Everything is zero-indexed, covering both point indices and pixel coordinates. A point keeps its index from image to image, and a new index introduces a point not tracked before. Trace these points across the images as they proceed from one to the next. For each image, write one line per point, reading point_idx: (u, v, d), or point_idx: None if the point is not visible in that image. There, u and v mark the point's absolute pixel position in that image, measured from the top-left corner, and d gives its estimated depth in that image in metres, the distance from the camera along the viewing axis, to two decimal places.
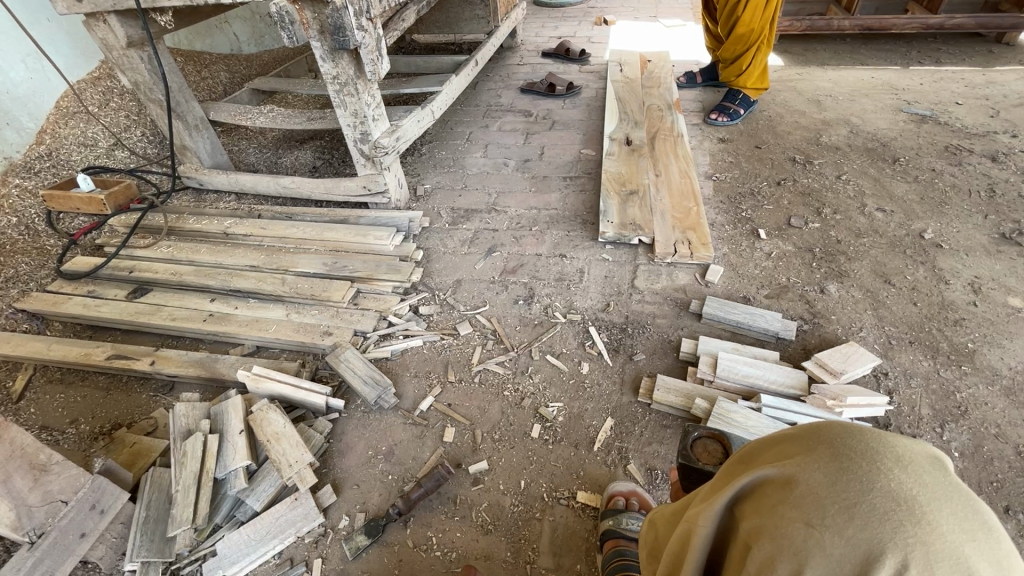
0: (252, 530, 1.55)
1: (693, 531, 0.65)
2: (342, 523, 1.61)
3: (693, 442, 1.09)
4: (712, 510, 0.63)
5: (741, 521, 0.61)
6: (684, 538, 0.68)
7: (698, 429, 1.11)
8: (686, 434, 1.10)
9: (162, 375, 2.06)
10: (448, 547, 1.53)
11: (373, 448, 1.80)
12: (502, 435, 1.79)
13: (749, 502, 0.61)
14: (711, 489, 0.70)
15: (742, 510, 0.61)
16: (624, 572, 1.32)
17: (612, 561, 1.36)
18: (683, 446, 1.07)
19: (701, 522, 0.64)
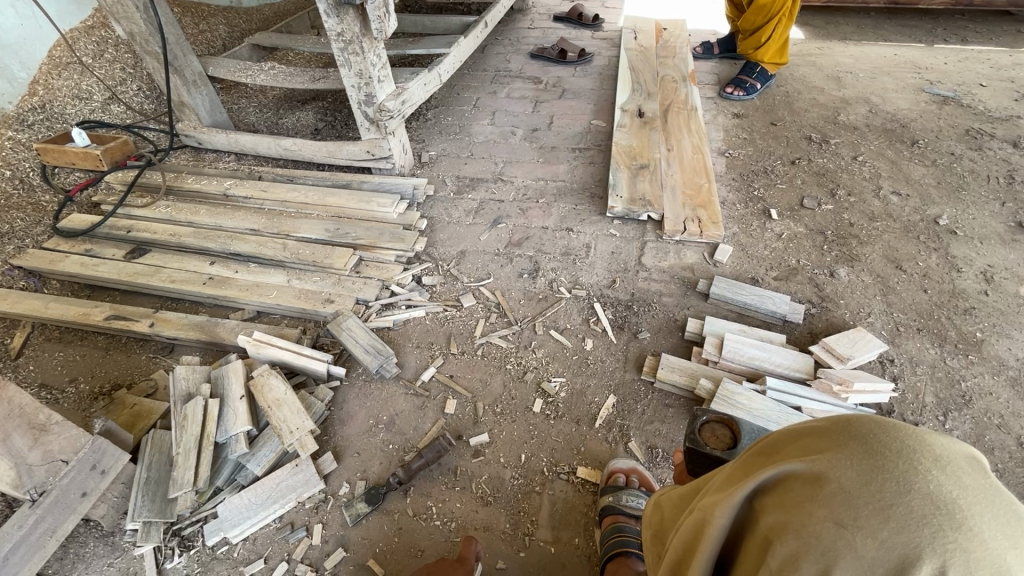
0: (253, 494, 1.57)
1: (710, 522, 0.64)
2: (342, 490, 1.62)
3: (699, 427, 1.07)
4: (731, 502, 0.62)
5: (762, 514, 0.59)
6: (695, 527, 0.67)
7: (702, 415, 1.09)
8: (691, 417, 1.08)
9: (162, 337, 2.04)
10: (448, 516, 1.54)
11: (373, 417, 1.79)
12: (503, 409, 1.79)
13: (770, 495, 0.59)
14: (728, 478, 0.68)
15: (762, 503, 0.60)
16: (624, 549, 1.32)
17: (611, 537, 1.36)
18: (690, 431, 1.06)
19: (718, 513, 0.63)
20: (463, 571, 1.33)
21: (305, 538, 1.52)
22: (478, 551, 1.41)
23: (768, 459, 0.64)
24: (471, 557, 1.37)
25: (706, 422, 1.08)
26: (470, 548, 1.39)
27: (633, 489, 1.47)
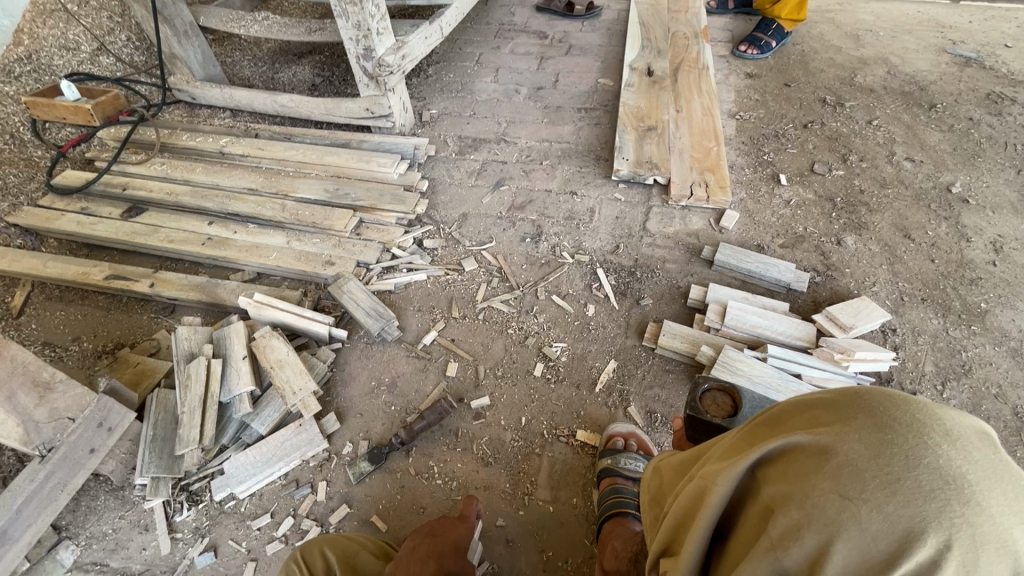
0: (259, 452, 1.60)
1: (710, 491, 0.64)
2: (346, 449, 1.65)
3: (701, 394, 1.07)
4: (734, 472, 0.62)
5: (764, 485, 0.60)
6: (696, 495, 0.67)
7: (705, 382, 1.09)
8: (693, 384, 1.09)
9: (162, 298, 2.04)
10: (450, 476, 1.58)
11: (375, 379, 1.81)
12: (504, 372, 1.80)
13: (774, 467, 0.59)
14: (731, 447, 0.68)
15: (765, 474, 0.60)
16: (621, 509, 1.35)
17: (608, 498, 1.39)
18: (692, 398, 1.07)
19: (720, 482, 0.63)
20: (463, 528, 1.35)
21: (310, 495, 1.56)
22: (478, 510, 1.44)
23: (772, 430, 0.64)
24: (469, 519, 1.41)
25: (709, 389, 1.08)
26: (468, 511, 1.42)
27: (633, 452, 1.49)
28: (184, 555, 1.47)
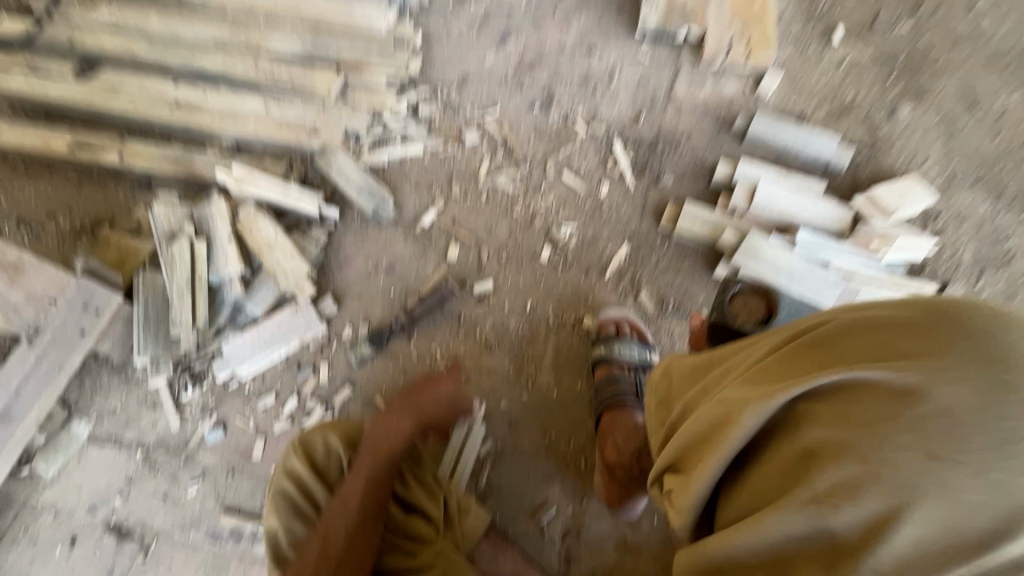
0: (257, 334, 1.56)
1: (741, 421, 0.66)
2: (346, 332, 1.61)
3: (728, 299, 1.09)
4: (773, 405, 0.64)
5: (813, 425, 0.61)
6: (719, 422, 0.69)
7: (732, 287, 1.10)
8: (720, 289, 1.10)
9: (135, 171, 1.86)
10: (452, 358, 1.55)
11: (372, 261, 1.70)
12: (509, 256, 1.69)
13: (831, 409, 0.60)
14: (766, 375, 0.69)
15: (815, 413, 0.61)
16: (618, 399, 1.35)
17: (605, 388, 1.39)
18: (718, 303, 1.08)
19: (754, 413, 0.65)
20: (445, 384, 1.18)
21: (313, 376, 1.55)
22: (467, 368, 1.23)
23: (822, 368, 0.64)
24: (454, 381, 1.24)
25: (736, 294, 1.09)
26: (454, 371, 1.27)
27: (627, 340, 1.43)
28: (195, 430, 1.50)
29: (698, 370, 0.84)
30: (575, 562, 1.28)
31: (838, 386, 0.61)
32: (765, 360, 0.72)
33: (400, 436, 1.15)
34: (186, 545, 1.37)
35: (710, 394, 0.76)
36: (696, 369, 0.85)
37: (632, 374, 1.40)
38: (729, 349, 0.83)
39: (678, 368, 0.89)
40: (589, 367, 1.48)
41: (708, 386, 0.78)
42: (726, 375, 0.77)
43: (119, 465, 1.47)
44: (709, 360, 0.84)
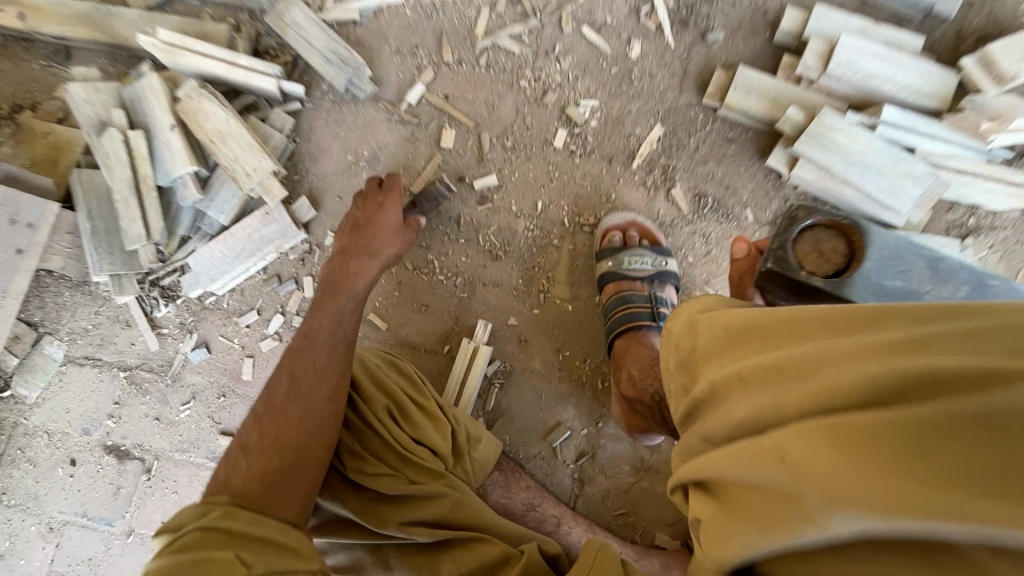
0: (225, 245, 1.35)
1: (828, 524, 0.44)
2: (329, 241, 1.40)
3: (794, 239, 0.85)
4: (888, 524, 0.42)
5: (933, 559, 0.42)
6: (786, 499, 0.47)
7: (802, 221, 0.85)
8: (786, 223, 0.85)
9: (46, 36, 1.44)
10: (454, 272, 1.34)
11: (352, 152, 1.43)
12: (515, 143, 1.39)
13: (975, 554, 0.40)
14: (880, 447, 0.44)
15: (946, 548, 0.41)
16: (633, 324, 1.15)
17: (616, 310, 1.18)
18: (780, 243, 0.84)
19: (854, 522, 0.43)
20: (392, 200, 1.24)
21: (297, 291, 1.38)
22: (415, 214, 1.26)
23: (954, 396, 0.44)
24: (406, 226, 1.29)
25: (805, 232, 0.85)
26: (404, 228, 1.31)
27: (640, 248, 1.22)
28: (176, 350, 1.38)
29: (741, 335, 0.61)
30: (590, 484, 1.21)
31: (986, 436, 0.41)
32: (857, 355, 0.50)
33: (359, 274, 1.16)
34: (188, 467, 1.32)
35: (763, 384, 0.54)
36: (736, 332, 0.62)
37: (647, 289, 1.21)
38: (789, 315, 0.60)
39: (710, 325, 0.66)
40: (595, 285, 1.29)
41: (755, 366, 0.56)
42: (786, 357, 0.54)
43: (103, 387, 1.38)
44: (755, 321, 0.61)
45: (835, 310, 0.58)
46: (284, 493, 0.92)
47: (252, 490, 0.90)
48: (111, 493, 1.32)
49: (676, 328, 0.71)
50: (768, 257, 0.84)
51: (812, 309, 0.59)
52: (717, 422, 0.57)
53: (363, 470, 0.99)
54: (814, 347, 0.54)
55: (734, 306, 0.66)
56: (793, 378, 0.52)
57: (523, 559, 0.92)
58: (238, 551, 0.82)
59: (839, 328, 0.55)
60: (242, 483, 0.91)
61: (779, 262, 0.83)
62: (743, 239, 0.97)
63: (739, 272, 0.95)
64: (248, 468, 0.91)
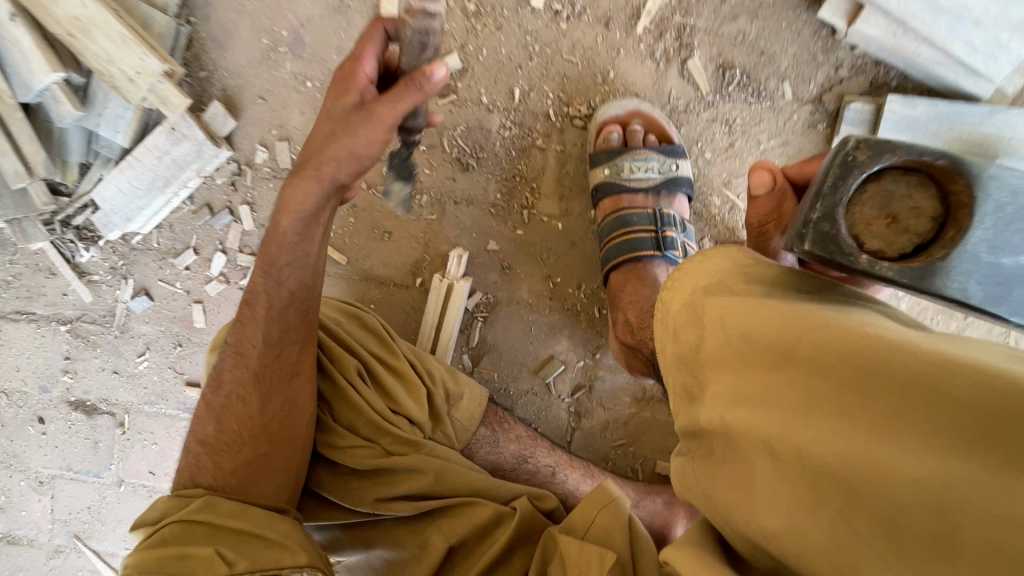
0: (133, 174, 1.09)
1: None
2: (260, 158, 1.14)
3: (852, 200, 0.49)
4: None
5: None
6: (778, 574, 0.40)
7: (865, 172, 0.49)
8: (833, 175, 0.50)
9: None
10: (417, 189, 1.10)
11: (270, 34, 1.11)
12: (481, 7, 1.04)
13: None
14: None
15: None
16: (633, 254, 0.96)
17: (611, 236, 0.98)
18: (830, 208, 0.49)
19: None
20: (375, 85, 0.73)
21: (235, 224, 1.16)
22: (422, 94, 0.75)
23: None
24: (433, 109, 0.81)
25: (873, 187, 0.49)
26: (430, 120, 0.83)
27: (644, 150, 0.99)
28: (114, 299, 1.21)
29: (768, 373, 0.43)
30: (588, 418, 1.12)
31: None
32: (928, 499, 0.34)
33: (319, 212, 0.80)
34: (162, 419, 1.25)
35: (792, 483, 0.40)
36: (763, 365, 0.43)
37: (650, 207, 0.99)
38: (844, 356, 0.39)
39: (724, 336, 0.46)
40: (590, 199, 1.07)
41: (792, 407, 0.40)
42: (832, 409, 0.39)
43: (47, 343, 1.24)
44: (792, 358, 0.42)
45: (918, 368, 0.37)
46: (264, 473, 0.80)
47: (223, 486, 0.79)
48: (90, 447, 1.26)
49: (675, 308, 0.53)
50: (805, 230, 0.50)
51: (874, 351, 0.39)
52: (729, 491, 0.45)
53: (334, 446, 0.87)
54: (867, 451, 0.36)
55: (758, 307, 0.45)
56: (836, 489, 0.37)
57: (516, 514, 0.85)
58: (219, 545, 0.69)
59: (914, 413, 0.36)
60: (212, 479, 0.79)
61: (824, 239, 0.49)
62: (762, 165, 0.73)
63: (762, 214, 0.73)
64: (217, 466, 0.80)
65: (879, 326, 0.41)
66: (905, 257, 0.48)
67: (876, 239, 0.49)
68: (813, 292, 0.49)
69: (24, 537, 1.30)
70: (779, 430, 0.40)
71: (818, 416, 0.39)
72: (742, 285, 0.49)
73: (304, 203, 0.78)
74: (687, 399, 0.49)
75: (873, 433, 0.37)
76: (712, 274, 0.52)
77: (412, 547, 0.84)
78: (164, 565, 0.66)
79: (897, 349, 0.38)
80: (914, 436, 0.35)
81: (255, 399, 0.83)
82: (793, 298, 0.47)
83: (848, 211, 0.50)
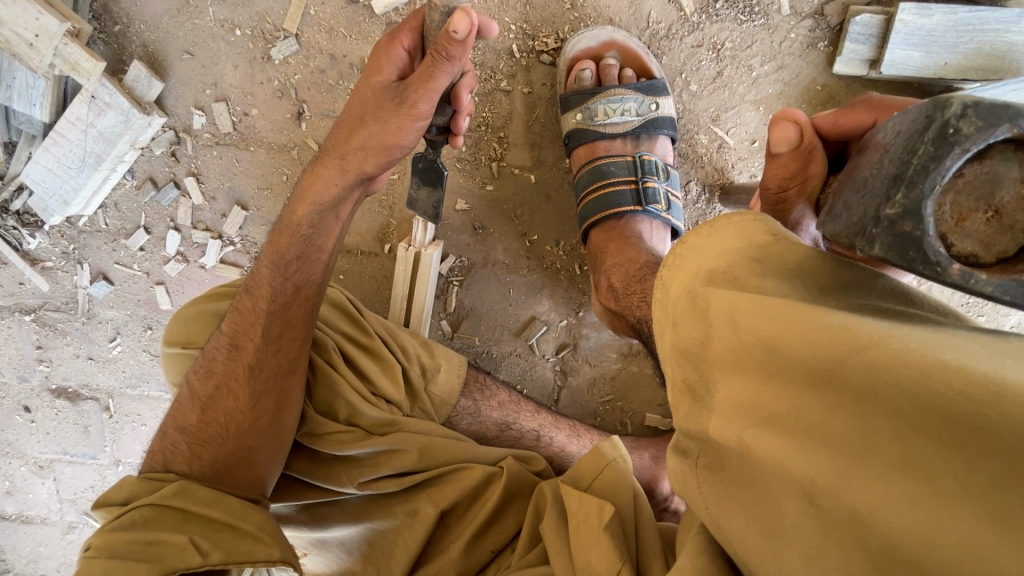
0: (60, 151, 0.99)
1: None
2: (197, 123, 1.03)
3: (947, 187, 0.36)
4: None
5: None
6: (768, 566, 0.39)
7: (971, 150, 0.35)
8: (922, 153, 0.37)
9: None
10: None
11: None
12: None
13: None
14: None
15: None
16: (613, 208, 0.89)
17: (589, 188, 0.91)
18: (914, 201, 0.37)
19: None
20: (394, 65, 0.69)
21: (183, 199, 1.07)
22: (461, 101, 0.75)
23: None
24: (465, 107, 0.74)
25: (974, 169, 0.36)
26: (456, 124, 0.77)
27: (619, 90, 0.91)
28: (73, 285, 1.14)
29: (808, 397, 0.37)
30: (575, 375, 1.09)
31: None
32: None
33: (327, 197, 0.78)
34: (146, 400, 1.23)
35: (825, 529, 0.35)
36: (801, 387, 0.37)
37: (629, 154, 0.91)
38: (908, 389, 0.34)
39: (744, 340, 0.40)
40: (563, 147, 0.98)
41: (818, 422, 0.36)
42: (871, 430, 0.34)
43: (15, 334, 1.20)
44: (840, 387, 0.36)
45: (1014, 420, 0.31)
46: (244, 465, 0.76)
47: (196, 475, 0.74)
48: (81, 432, 1.26)
49: (676, 293, 0.47)
50: (875, 231, 0.38)
51: (957, 389, 0.33)
52: (746, 524, 0.40)
53: (310, 432, 0.83)
54: (940, 518, 0.31)
55: (792, 311, 0.39)
56: (895, 557, 0.32)
57: (505, 472, 0.82)
58: (193, 533, 0.65)
59: (1002, 473, 0.30)
60: (185, 468, 0.74)
61: (903, 243, 0.37)
62: (787, 115, 0.59)
63: (782, 177, 0.61)
64: (196, 457, 0.75)
65: (946, 347, 0.35)
66: (1010, 262, 0.35)
67: (970, 239, 0.36)
68: (831, 284, 0.43)
69: (37, 515, 1.35)
70: (809, 460, 0.36)
71: (877, 463, 0.33)
72: (757, 278, 0.43)
73: (324, 193, 0.78)
74: (690, 398, 0.44)
75: (954, 498, 0.31)
76: (721, 254, 0.46)
77: (401, 515, 0.80)
78: (132, 552, 0.62)
79: (982, 388, 0.32)
80: (1009, 511, 0.29)
81: (245, 395, 0.78)
82: (822, 298, 0.41)
83: (938, 204, 0.36)
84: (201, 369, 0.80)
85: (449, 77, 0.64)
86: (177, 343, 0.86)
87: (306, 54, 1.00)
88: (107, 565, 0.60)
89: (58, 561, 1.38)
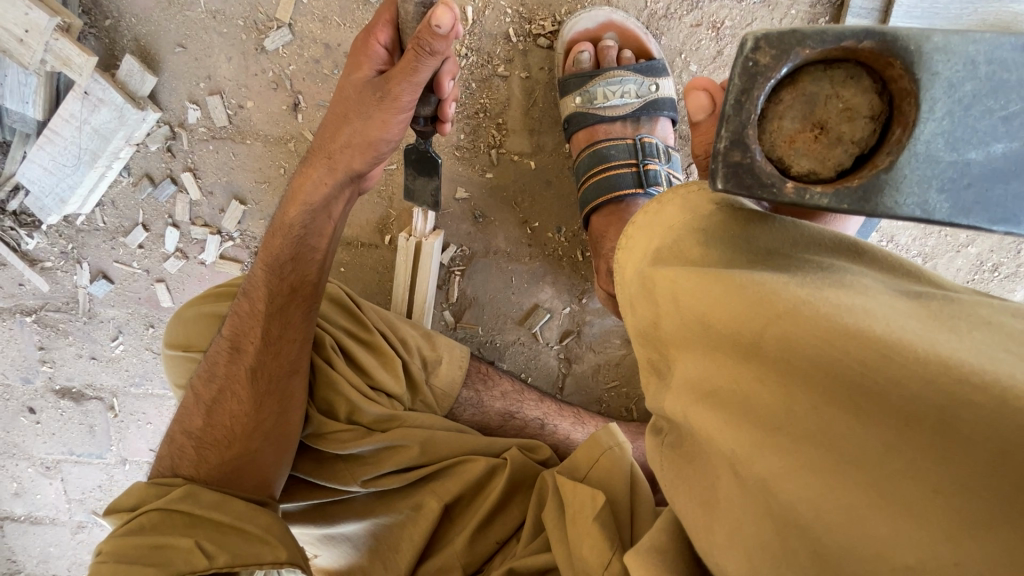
0: (53, 149, 0.98)
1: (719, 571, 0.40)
2: (192, 117, 1.02)
3: (767, 115, 0.41)
4: None
5: None
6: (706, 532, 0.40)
7: (773, 77, 0.39)
8: (736, 88, 0.40)
9: None
10: None
11: None
12: None
13: None
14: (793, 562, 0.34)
15: None
16: (614, 192, 0.87)
17: (590, 172, 0.90)
18: (737, 131, 0.40)
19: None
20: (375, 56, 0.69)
21: (180, 194, 1.06)
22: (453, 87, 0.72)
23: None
24: (450, 93, 0.71)
25: (789, 94, 0.41)
26: (445, 111, 0.74)
27: (619, 71, 0.90)
28: (73, 285, 1.14)
29: (733, 367, 0.36)
30: (579, 362, 1.08)
31: None
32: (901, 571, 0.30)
33: (325, 197, 0.78)
34: (151, 399, 1.23)
35: (746, 496, 0.36)
36: (726, 361, 0.37)
37: (630, 137, 0.90)
38: (812, 356, 0.34)
39: (683, 317, 0.39)
40: (563, 132, 0.97)
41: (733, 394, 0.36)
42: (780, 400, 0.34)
43: (17, 335, 1.19)
44: (752, 360, 0.36)
45: (901, 389, 0.31)
46: (252, 466, 0.75)
47: (203, 479, 0.74)
48: (87, 431, 1.26)
49: (630, 275, 0.47)
50: (714, 165, 0.40)
51: (863, 362, 0.32)
52: (690, 501, 0.42)
53: (315, 433, 0.83)
54: (832, 484, 0.32)
55: (719, 284, 0.38)
56: (793, 522, 0.34)
57: (508, 464, 0.82)
58: (198, 537, 0.65)
59: (893, 436, 0.31)
60: (194, 472, 0.74)
61: (739, 173, 0.40)
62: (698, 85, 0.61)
63: (708, 140, 0.59)
64: (203, 460, 0.75)
65: (866, 314, 0.34)
66: (847, 172, 0.40)
67: (806, 158, 0.41)
68: (769, 245, 0.42)
69: (46, 516, 1.35)
70: (726, 433, 0.37)
71: (790, 435, 0.34)
72: (699, 248, 0.41)
73: (314, 193, 0.77)
74: (656, 377, 0.45)
75: (841, 464, 0.32)
76: (668, 232, 0.45)
77: (405, 510, 0.80)
78: (138, 557, 0.62)
79: (877, 354, 0.32)
80: (895, 480, 0.31)
81: (248, 398, 0.77)
82: (760, 263, 0.40)
83: (763, 129, 0.41)
84: (202, 373, 0.81)
85: (433, 68, 0.63)
86: (177, 344, 0.86)
87: (301, 44, 0.98)
88: (114, 569, 0.61)
89: (69, 561, 1.38)
